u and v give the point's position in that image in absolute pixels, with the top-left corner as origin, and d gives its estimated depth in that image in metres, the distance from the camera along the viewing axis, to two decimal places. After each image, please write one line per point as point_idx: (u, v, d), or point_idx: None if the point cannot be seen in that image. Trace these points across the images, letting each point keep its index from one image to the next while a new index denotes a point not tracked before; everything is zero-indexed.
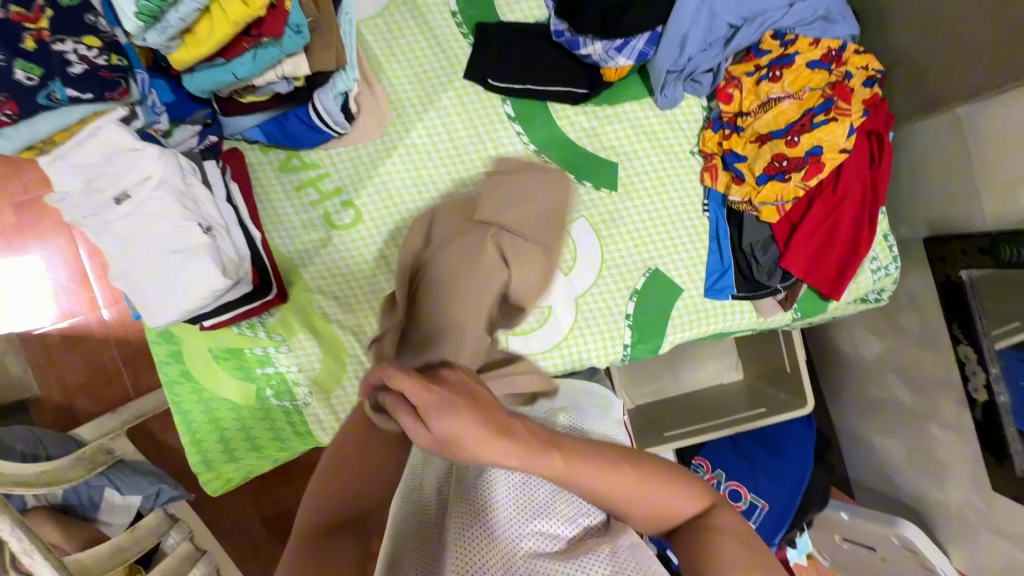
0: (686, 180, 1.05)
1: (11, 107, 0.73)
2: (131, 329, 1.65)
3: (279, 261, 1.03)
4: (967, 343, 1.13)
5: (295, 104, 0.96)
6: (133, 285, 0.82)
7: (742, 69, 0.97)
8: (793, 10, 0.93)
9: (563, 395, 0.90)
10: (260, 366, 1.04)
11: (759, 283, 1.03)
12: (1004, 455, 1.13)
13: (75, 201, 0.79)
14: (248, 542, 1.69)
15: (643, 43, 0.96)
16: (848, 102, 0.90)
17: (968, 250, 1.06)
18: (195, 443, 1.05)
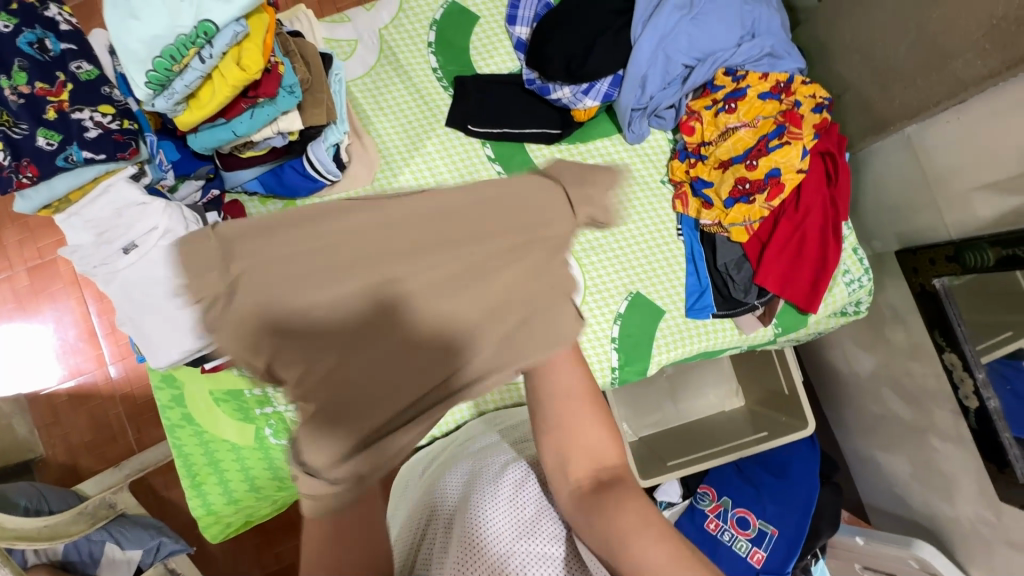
0: (659, 208, 1.11)
1: (32, 170, 0.80)
2: (135, 384, 1.68)
3: None
4: (951, 350, 1.15)
5: (291, 156, 1.04)
6: (139, 329, 0.88)
7: (700, 103, 1.05)
8: (741, 49, 1.02)
9: None
10: (259, 407, 1.07)
11: (736, 300, 1.06)
12: (1004, 462, 1.11)
13: (89, 252, 0.86)
14: None
15: (607, 85, 1.04)
16: (799, 127, 0.97)
17: (937, 258, 1.10)
18: (195, 486, 1.06)
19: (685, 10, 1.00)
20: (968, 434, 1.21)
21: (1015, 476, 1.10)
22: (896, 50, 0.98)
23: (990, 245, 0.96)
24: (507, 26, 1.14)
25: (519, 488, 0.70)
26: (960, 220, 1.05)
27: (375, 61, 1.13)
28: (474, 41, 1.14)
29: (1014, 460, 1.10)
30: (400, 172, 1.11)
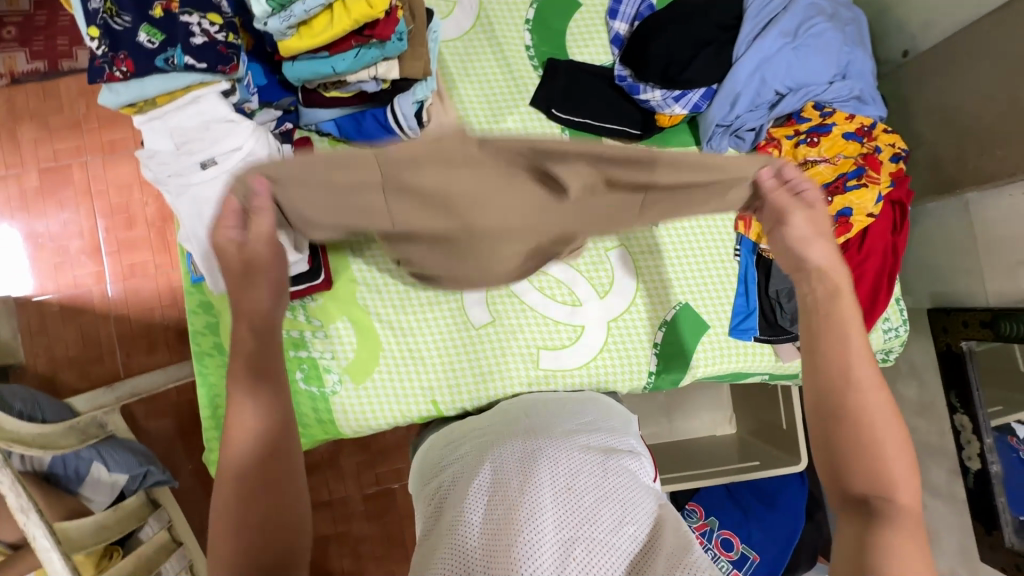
0: (722, 226, 1.13)
1: (128, 65, 0.78)
2: (132, 306, 1.63)
3: (331, 248, 1.06)
4: (963, 412, 1.20)
5: (374, 104, 1.01)
6: (201, 248, 0.85)
7: (782, 132, 1.07)
8: (833, 86, 1.04)
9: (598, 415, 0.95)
10: (294, 349, 1.04)
11: (780, 327, 1.10)
12: (993, 525, 1.17)
13: (165, 160, 0.84)
14: None
15: (699, 96, 1.06)
16: (877, 171, 1.01)
17: (970, 322, 1.14)
18: (214, 418, 1.04)
19: (789, 39, 1.02)
20: (961, 494, 1.25)
21: (1001, 539, 1.15)
22: (982, 120, 1.02)
23: None
24: (607, 19, 1.14)
25: (571, 477, 0.72)
26: (1002, 292, 1.09)
27: (469, 26, 1.12)
28: (572, 27, 1.14)
29: (1003, 524, 1.15)
30: None
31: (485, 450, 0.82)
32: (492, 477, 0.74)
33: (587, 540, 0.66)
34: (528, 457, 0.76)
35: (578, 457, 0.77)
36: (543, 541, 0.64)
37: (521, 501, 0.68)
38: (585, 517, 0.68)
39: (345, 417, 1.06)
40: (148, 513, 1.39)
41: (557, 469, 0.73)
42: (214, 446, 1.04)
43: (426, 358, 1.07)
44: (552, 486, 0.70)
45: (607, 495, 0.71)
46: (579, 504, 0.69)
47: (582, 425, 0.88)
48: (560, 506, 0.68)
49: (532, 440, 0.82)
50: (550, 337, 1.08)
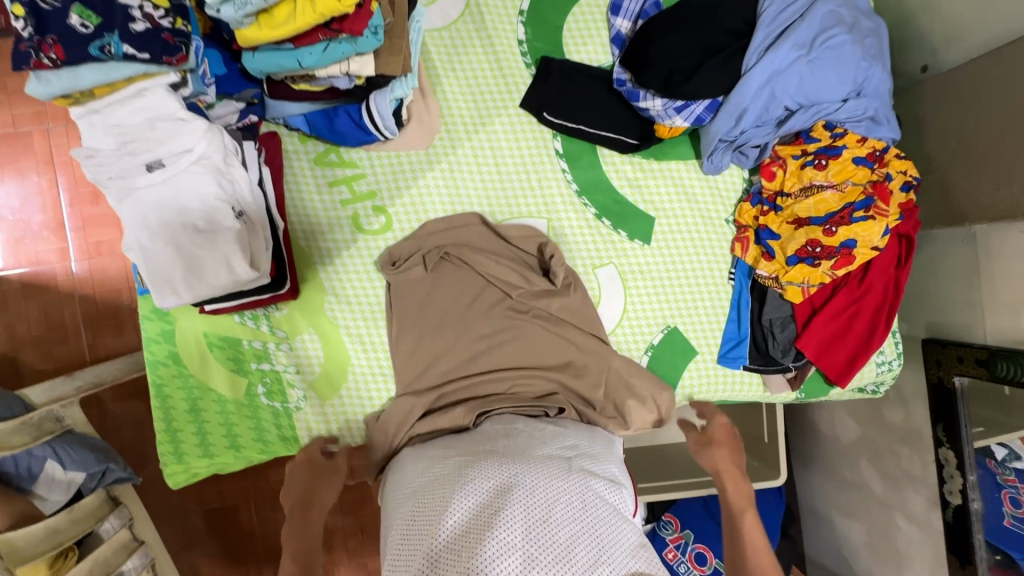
0: (717, 247, 1.07)
1: (57, 50, 0.68)
2: (98, 288, 1.54)
3: (297, 254, 0.98)
4: (949, 447, 1.17)
5: (350, 100, 0.94)
6: (145, 257, 0.76)
7: (788, 151, 1.01)
8: (847, 105, 0.96)
9: (580, 434, 0.88)
10: (255, 361, 0.99)
11: (772, 358, 1.04)
12: (967, 560, 1.15)
13: (105, 160, 0.74)
14: (183, 532, 1.66)
15: (702, 108, 0.98)
16: (887, 203, 0.94)
17: (966, 358, 1.10)
18: (168, 432, 0.97)
19: (804, 51, 0.94)
20: (937, 524, 1.24)
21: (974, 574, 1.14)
22: (1001, 149, 0.95)
23: None
24: (609, 14, 1.04)
25: (548, 505, 0.67)
26: (1001, 330, 1.05)
27: (456, 13, 1.01)
28: (570, 21, 1.04)
29: (977, 559, 1.14)
30: (459, 145, 1.01)
31: (457, 467, 0.76)
32: (461, 504, 0.68)
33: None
34: (502, 481, 0.70)
35: (559, 481, 0.71)
36: None
37: (489, 536, 0.63)
38: (558, 555, 0.62)
39: (309, 434, 1.01)
40: (107, 510, 1.33)
41: (533, 498, 0.68)
42: (168, 462, 0.97)
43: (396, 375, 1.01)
44: (525, 519, 0.65)
45: (584, 529, 0.66)
46: (556, 537, 0.64)
47: (565, 445, 0.82)
48: (531, 543, 0.63)
49: (510, 459, 0.76)
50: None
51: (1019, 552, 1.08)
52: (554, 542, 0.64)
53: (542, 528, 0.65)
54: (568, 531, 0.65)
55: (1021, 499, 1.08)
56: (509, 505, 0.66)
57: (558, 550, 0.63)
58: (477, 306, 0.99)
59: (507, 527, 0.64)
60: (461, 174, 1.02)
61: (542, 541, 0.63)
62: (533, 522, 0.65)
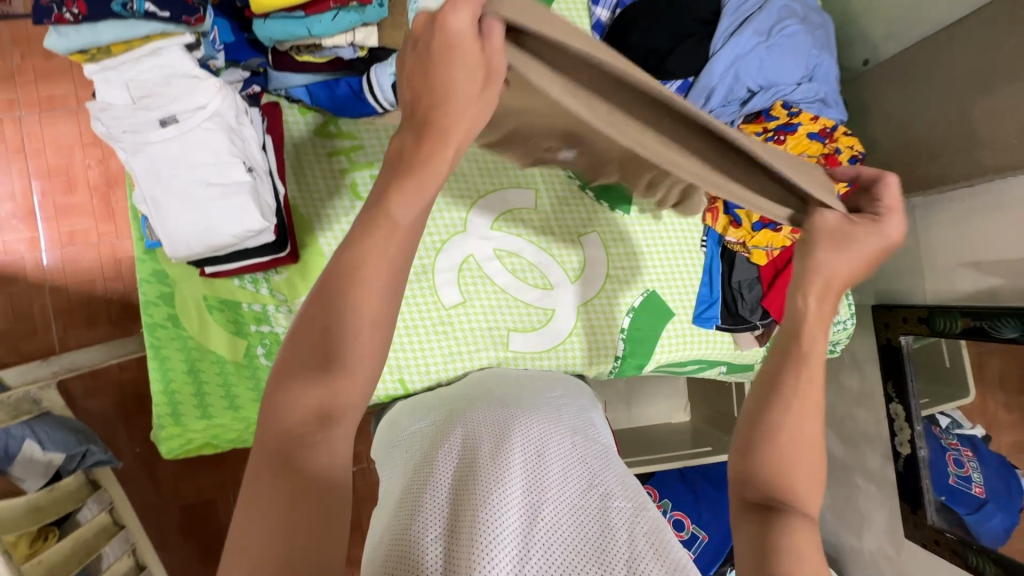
0: (690, 218, 1.16)
1: (80, 6, 0.71)
2: (70, 277, 1.51)
3: (296, 220, 1.02)
4: (898, 401, 1.29)
5: (349, 73, 0.99)
6: (159, 211, 0.80)
7: (752, 128, 1.11)
8: (800, 87, 1.08)
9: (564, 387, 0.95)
10: (255, 323, 1.02)
11: (741, 317, 1.14)
12: (918, 505, 1.26)
13: (121, 114, 0.78)
14: (160, 526, 1.61)
15: (674, 88, 1.08)
16: (837, 171, 1.06)
17: (909, 318, 1.23)
18: (167, 393, 0.98)
19: (763, 38, 1.05)
20: (892, 477, 1.36)
21: (924, 518, 1.25)
22: (932, 130, 1.09)
23: (961, 315, 1.09)
24: (590, 5, 1.14)
25: (542, 444, 0.71)
26: (939, 291, 1.19)
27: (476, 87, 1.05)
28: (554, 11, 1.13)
29: (926, 504, 1.25)
30: None
31: (456, 420, 0.80)
32: (463, 448, 0.72)
33: (553, 506, 0.63)
34: (500, 427, 0.74)
35: (549, 425, 0.76)
36: (510, 504, 0.62)
37: (489, 465, 0.66)
38: (553, 483, 0.66)
39: None
40: (87, 493, 1.32)
41: (527, 438, 0.72)
42: (166, 423, 0.99)
43: (394, 335, 1.04)
44: (522, 454, 0.69)
45: (575, 465, 0.70)
46: (550, 468, 0.68)
47: (554, 398, 0.88)
48: (528, 472, 0.66)
49: (505, 411, 0.80)
50: (520, 319, 1.09)
51: (961, 506, 1.21)
52: (549, 473, 0.67)
53: (536, 460, 0.68)
54: (561, 464, 0.69)
55: (962, 460, 1.24)
56: (507, 444, 0.70)
57: (554, 480, 0.66)
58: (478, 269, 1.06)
59: (503, 460, 0.67)
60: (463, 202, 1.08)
61: (539, 471, 0.67)
62: (529, 457, 0.68)
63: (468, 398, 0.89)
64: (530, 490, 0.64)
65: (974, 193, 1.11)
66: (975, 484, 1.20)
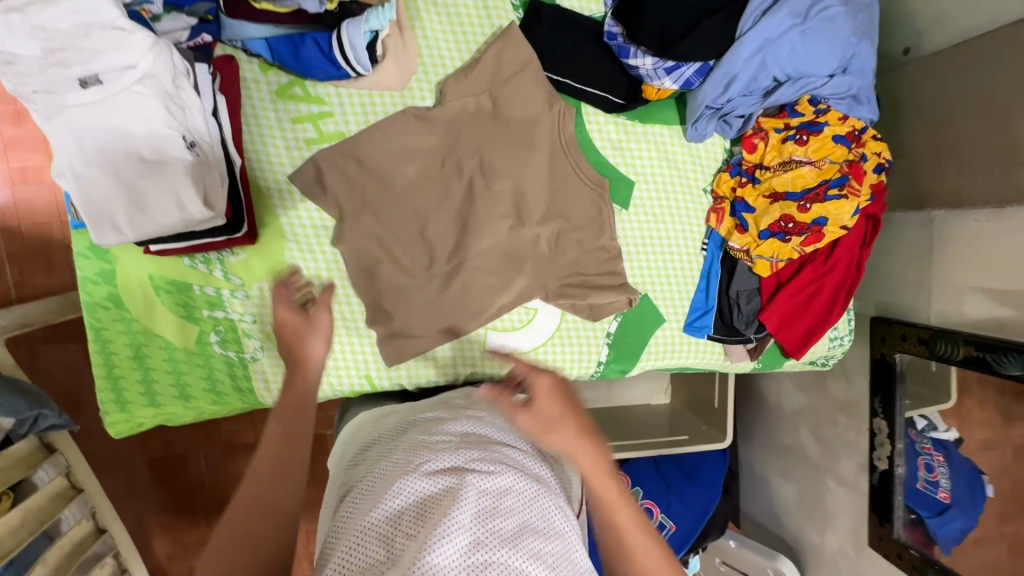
0: (693, 217, 1.06)
1: None
2: (21, 218, 1.31)
3: (254, 194, 0.91)
4: (883, 417, 1.26)
5: (317, 28, 0.85)
6: (82, 188, 0.69)
7: (771, 123, 1.00)
8: (833, 81, 0.96)
9: None
10: (208, 308, 0.92)
11: (735, 329, 1.07)
12: (886, 517, 1.26)
13: (28, 70, 0.64)
14: (125, 482, 1.58)
15: (692, 72, 0.95)
16: (860, 183, 0.96)
17: (909, 336, 1.17)
18: (110, 378, 0.90)
19: (798, 20, 0.92)
20: (863, 486, 1.35)
21: (890, 530, 1.26)
22: (973, 139, 0.98)
23: (964, 342, 1.04)
24: None
25: (505, 487, 0.59)
26: (944, 311, 1.12)
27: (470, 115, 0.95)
28: None
29: (895, 517, 1.25)
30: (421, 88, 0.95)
31: (412, 444, 0.68)
32: (410, 479, 0.59)
33: (502, 571, 0.51)
34: (460, 459, 0.61)
35: (520, 462, 0.63)
36: (447, 569, 0.50)
37: (435, 512, 0.54)
38: (507, 540, 0.54)
39: (266, 385, 0.96)
40: (41, 458, 1.25)
41: (488, 477, 0.59)
42: (109, 409, 0.91)
43: (362, 325, 0.97)
44: (476, 499, 0.56)
45: (537, 522, 0.57)
46: (508, 521, 0.56)
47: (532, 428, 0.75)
48: (480, 525, 0.54)
49: (470, 436, 0.67)
50: (502, 318, 1.01)
51: (926, 510, 1.24)
52: (505, 530, 0.55)
53: (494, 509, 0.56)
54: (522, 517, 0.57)
55: (933, 464, 1.25)
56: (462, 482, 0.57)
57: (508, 538, 0.54)
58: (453, 257, 0.96)
59: (454, 506, 0.55)
60: (311, 227, 0.94)
61: (494, 526, 0.54)
62: (487, 504, 0.56)
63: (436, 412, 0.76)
64: (478, 551, 0.52)
65: (1002, 214, 1.02)
66: (942, 489, 1.23)
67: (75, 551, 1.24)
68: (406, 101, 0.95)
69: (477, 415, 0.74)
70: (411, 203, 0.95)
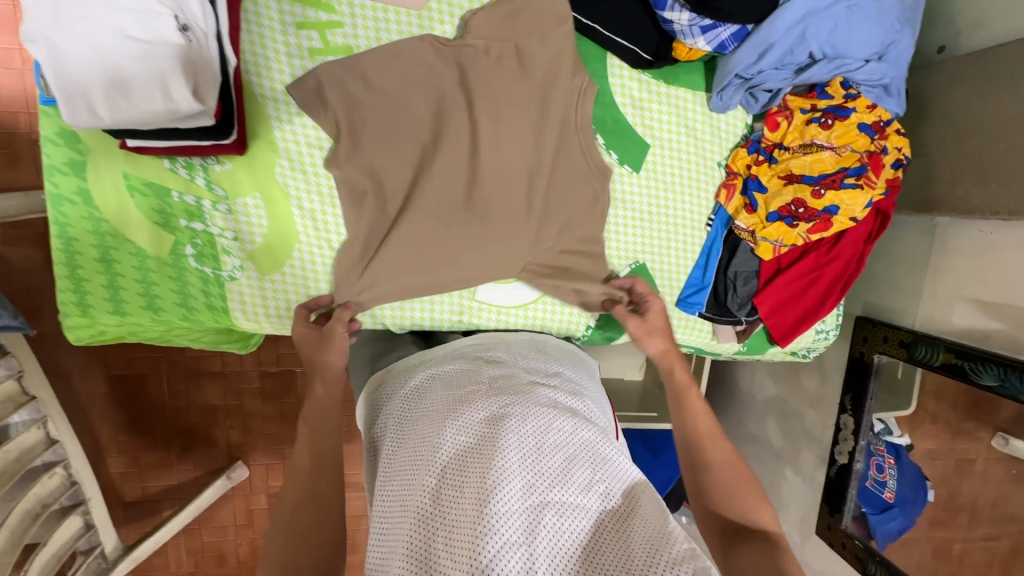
0: (703, 190, 1.03)
1: None
2: None
3: (247, 99, 0.84)
4: (850, 413, 1.28)
5: None
6: (57, 61, 0.61)
7: (798, 103, 0.97)
8: (868, 66, 0.93)
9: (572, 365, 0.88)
10: (186, 218, 0.86)
11: (727, 309, 1.06)
12: (836, 509, 1.30)
13: None
14: (82, 394, 1.53)
15: (728, 34, 0.89)
16: (876, 175, 0.94)
17: (891, 338, 1.19)
18: (73, 279, 0.84)
19: None
20: (819, 478, 1.39)
21: (839, 521, 1.29)
22: (993, 147, 0.97)
23: (945, 349, 1.06)
24: None
25: (542, 429, 0.64)
26: (931, 318, 1.13)
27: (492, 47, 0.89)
28: None
29: (845, 509, 1.29)
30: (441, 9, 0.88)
31: (440, 398, 0.71)
32: (453, 438, 0.63)
33: (557, 507, 0.59)
34: (494, 413, 0.66)
35: (545, 404, 0.69)
36: (511, 511, 0.56)
37: (486, 465, 0.59)
38: (555, 478, 0.61)
39: (242, 308, 0.91)
40: None
41: (525, 427, 0.64)
42: (69, 312, 0.85)
43: (327, 257, 0.92)
44: (521, 446, 0.61)
45: (577, 454, 0.64)
46: (551, 462, 0.62)
47: (549, 371, 0.80)
48: (529, 469, 0.60)
49: (497, 387, 0.71)
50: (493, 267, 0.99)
51: (870, 506, 1.27)
52: (551, 470, 0.61)
53: (538, 452, 0.62)
54: (563, 455, 0.63)
55: (885, 465, 1.27)
56: (503, 435, 0.62)
57: (556, 478, 0.61)
58: (457, 199, 0.92)
59: (502, 457, 0.60)
60: (308, 146, 0.88)
61: (540, 468, 0.61)
62: (530, 449, 0.62)
63: (458, 358, 0.80)
64: (533, 492, 0.59)
65: (1006, 227, 1.02)
66: (887, 489, 1.25)
67: (21, 458, 1.18)
68: (423, 30, 0.88)
69: (498, 362, 0.79)
70: (417, 138, 0.89)
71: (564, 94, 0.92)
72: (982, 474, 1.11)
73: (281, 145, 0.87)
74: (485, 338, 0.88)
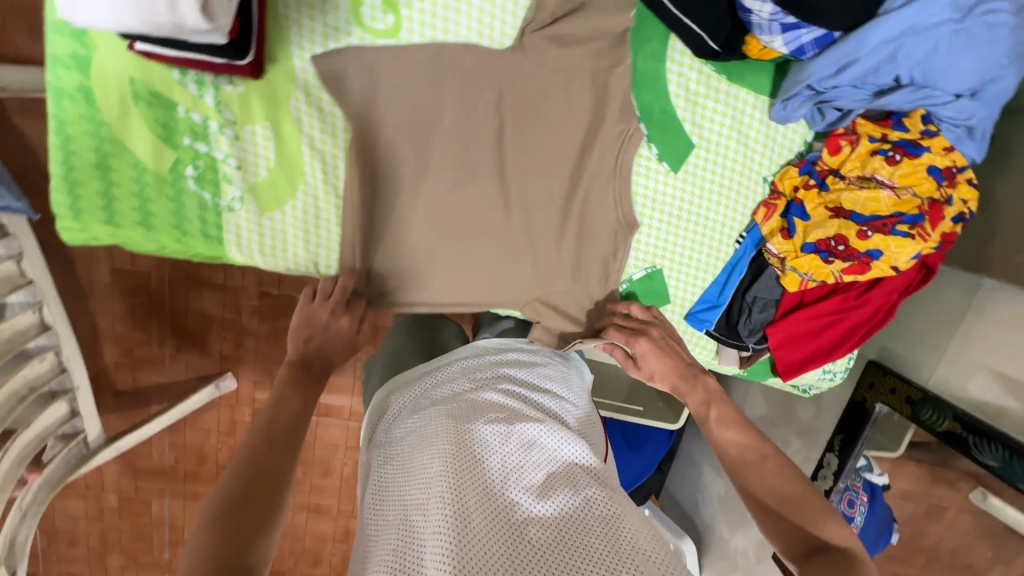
0: (741, 204, 0.96)
1: None
2: None
3: (270, 21, 0.77)
4: (836, 455, 1.23)
5: None
6: None
7: (868, 129, 0.88)
8: (956, 103, 0.82)
9: (560, 372, 0.86)
10: (190, 137, 0.81)
11: (736, 333, 1.00)
12: None
13: None
14: (84, 281, 1.53)
15: (810, 38, 0.80)
16: (933, 227, 0.86)
17: (899, 391, 1.12)
18: (67, 182, 0.78)
19: (957, 16, 0.76)
20: None
21: None
22: None
23: (953, 417, 1.01)
24: None
25: (524, 449, 0.69)
26: (946, 380, 1.07)
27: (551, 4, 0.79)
28: None
29: None
30: None
31: (431, 414, 0.74)
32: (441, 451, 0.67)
33: (538, 518, 0.62)
34: (480, 429, 0.70)
35: (530, 420, 0.73)
36: (492, 525, 0.60)
37: (469, 482, 0.63)
38: (536, 493, 0.64)
39: (237, 241, 0.87)
40: None
41: (507, 446, 0.68)
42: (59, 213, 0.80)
43: (334, 213, 0.88)
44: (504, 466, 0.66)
45: (559, 472, 0.68)
46: (531, 478, 0.66)
47: (542, 379, 0.83)
48: (511, 486, 0.64)
49: (487, 403, 0.75)
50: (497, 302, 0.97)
51: None
52: (532, 486, 0.65)
53: (518, 472, 0.66)
54: (544, 471, 0.67)
55: (855, 502, 1.18)
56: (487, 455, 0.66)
57: (536, 492, 0.65)
58: (479, 167, 0.87)
59: (486, 475, 0.64)
60: (330, 84, 0.81)
61: (521, 485, 0.65)
62: (510, 469, 0.66)
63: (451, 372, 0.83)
64: (513, 505, 0.62)
65: None
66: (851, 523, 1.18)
67: (13, 339, 1.17)
68: None
69: (486, 373, 0.82)
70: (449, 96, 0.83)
71: (614, 74, 0.85)
72: (951, 521, 1.03)
73: (301, 80, 0.81)
74: (481, 346, 0.89)
